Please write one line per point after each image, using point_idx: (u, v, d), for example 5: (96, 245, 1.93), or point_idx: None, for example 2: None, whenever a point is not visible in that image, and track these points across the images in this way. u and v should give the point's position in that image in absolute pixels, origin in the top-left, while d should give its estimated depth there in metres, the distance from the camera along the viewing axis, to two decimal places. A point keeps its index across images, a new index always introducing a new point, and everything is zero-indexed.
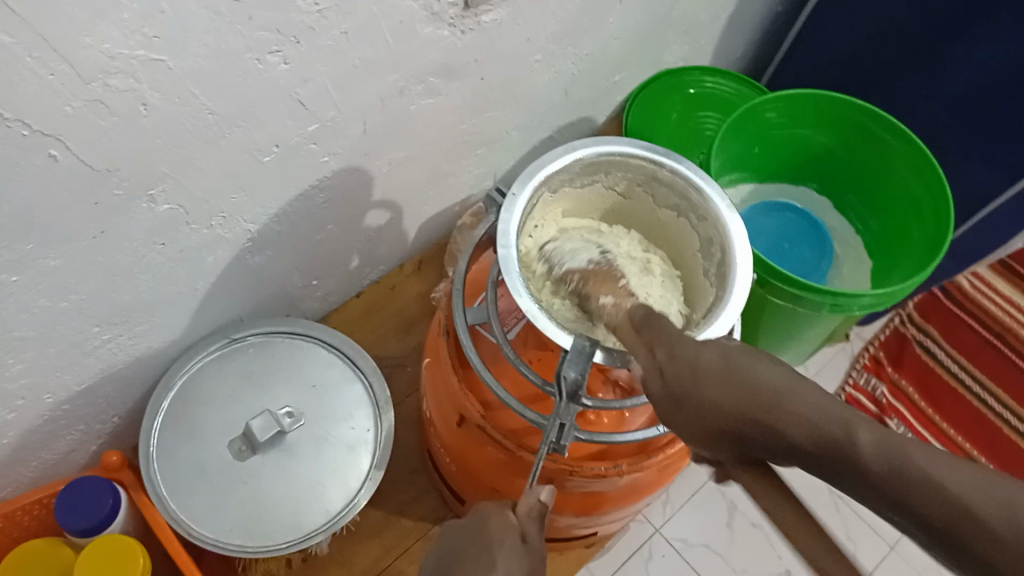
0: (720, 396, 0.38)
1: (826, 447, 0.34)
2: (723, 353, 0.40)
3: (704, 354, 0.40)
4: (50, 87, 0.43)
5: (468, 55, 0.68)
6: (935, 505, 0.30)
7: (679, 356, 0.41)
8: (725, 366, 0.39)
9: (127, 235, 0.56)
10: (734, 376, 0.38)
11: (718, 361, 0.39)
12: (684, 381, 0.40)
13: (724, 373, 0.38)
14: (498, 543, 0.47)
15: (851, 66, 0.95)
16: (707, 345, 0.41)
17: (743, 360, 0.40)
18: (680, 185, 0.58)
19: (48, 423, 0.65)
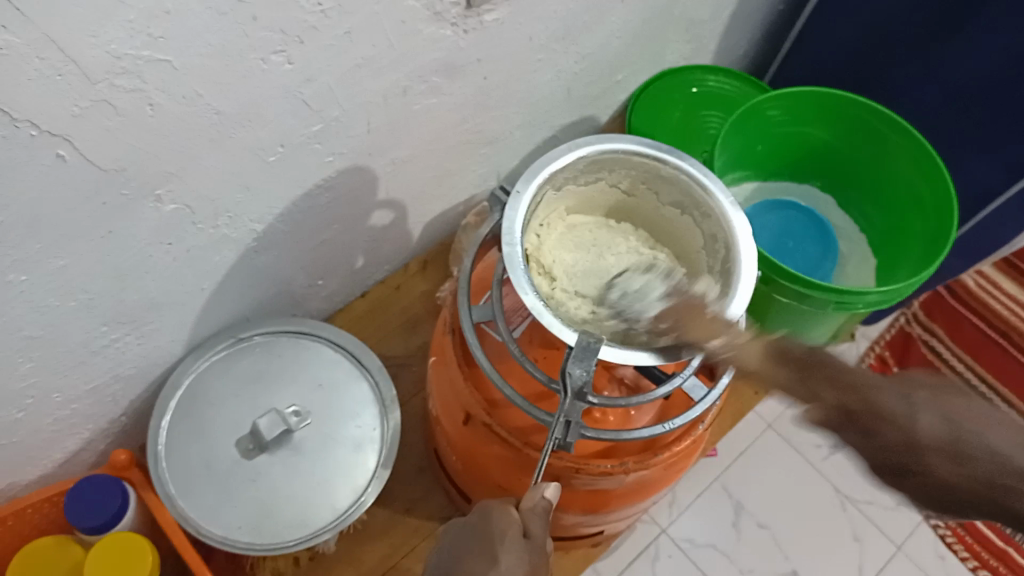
0: (972, 471, 0.37)
1: (913, 426, 0.39)
2: (935, 419, 0.39)
3: (905, 423, 0.39)
4: (57, 87, 0.44)
5: (471, 55, 0.68)
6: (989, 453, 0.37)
7: (878, 425, 0.41)
8: (946, 440, 0.38)
9: (133, 235, 0.56)
10: (959, 455, 0.38)
11: (941, 434, 0.38)
12: (898, 455, 0.40)
13: (966, 447, 0.38)
14: (501, 539, 0.48)
15: (854, 64, 0.95)
16: (907, 407, 0.40)
17: (982, 421, 0.38)
18: (684, 182, 0.59)
19: (55, 423, 0.66)
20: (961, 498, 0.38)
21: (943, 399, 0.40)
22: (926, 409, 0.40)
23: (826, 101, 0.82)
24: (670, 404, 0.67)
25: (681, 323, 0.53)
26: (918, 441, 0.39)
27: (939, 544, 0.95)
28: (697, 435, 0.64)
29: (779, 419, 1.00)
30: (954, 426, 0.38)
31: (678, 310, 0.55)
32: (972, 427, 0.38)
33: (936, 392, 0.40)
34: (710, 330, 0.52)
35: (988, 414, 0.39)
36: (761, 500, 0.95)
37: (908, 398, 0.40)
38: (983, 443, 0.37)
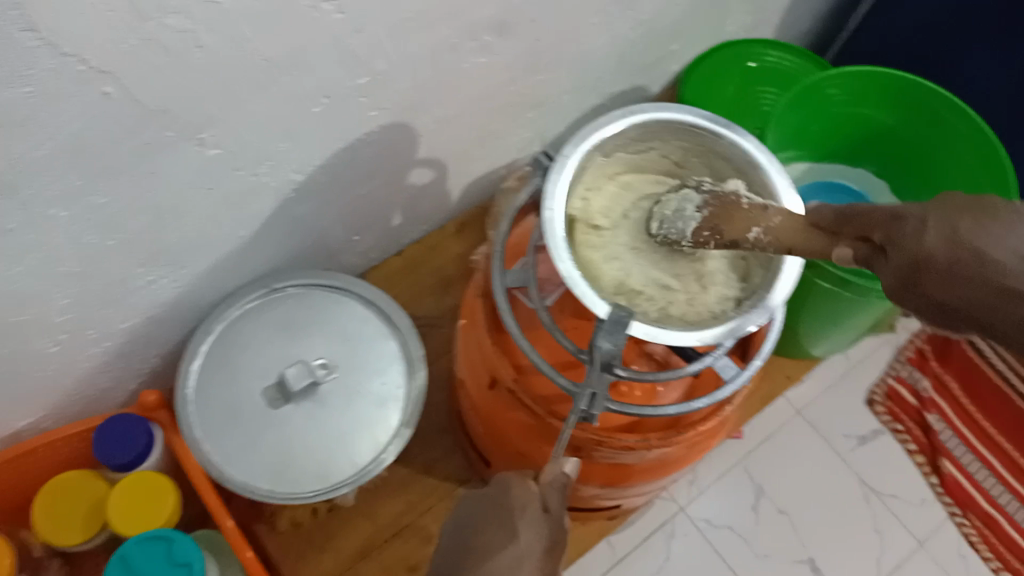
0: (969, 281, 0.34)
1: (913, 247, 0.37)
2: (943, 235, 0.36)
3: (913, 243, 0.37)
4: (108, 22, 0.43)
5: (525, 12, 0.66)
6: (978, 261, 0.34)
7: (898, 247, 0.38)
8: (949, 256, 0.35)
9: (174, 176, 0.56)
10: (979, 268, 0.34)
11: (941, 250, 0.36)
12: (912, 277, 0.37)
13: (964, 259, 0.35)
14: (520, 510, 0.48)
15: (920, 46, 0.92)
16: (921, 223, 0.37)
17: (995, 231, 0.34)
18: (737, 159, 0.56)
19: (90, 358, 0.67)
20: (968, 312, 0.35)
21: (956, 209, 0.36)
22: (934, 223, 0.37)
23: (885, 82, 0.79)
24: (698, 383, 0.66)
25: (718, 228, 0.51)
26: (923, 254, 0.36)
27: (963, 544, 0.93)
28: (724, 416, 0.63)
29: (808, 406, 0.98)
30: (953, 239, 0.35)
31: (713, 212, 0.52)
32: (976, 238, 0.35)
33: (952, 205, 0.37)
34: (747, 222, 0.49)
35: (1012, 221, 0.34)
36: (783, 486, 0.93)
37: (921, 218, 0.38)
38: (980, 254, 0.34)
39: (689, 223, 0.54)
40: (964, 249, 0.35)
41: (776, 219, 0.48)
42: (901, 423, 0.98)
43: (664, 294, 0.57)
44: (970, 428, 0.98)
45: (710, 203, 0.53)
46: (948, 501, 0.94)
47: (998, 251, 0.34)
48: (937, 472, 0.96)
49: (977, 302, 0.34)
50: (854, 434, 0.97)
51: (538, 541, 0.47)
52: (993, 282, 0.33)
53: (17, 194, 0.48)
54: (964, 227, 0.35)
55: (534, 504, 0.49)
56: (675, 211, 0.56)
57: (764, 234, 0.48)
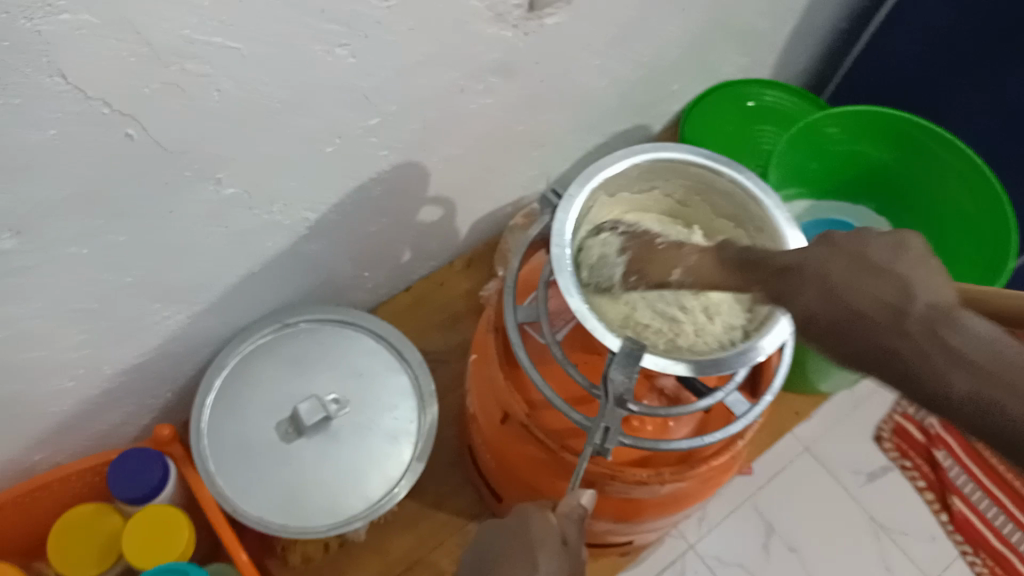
0: (848, 339, 0.32)
1: (801, 308, 0.36)
2: (820, 289, 0.35)
3: (799, 300, 0.36)
4: (131, 69, 0.45)
5: (529, 56, 0.68)
6: (853, 315, 0.32)
7: (791, 304, 0.36)
8: (829, 310, 0.33)
9: (192, 215, 0.58)
10: (855, 321, 0.32)
11: (817, 305, 0.34)
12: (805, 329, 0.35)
13: (837, 314, 0.33)
14: (540, 541, 0.49)
15: (916, 84, 0.94)
16: (805, 274, 0.36)
17: (863, 278, 0.33)
18: (739, 196, 0.58)
19: (105, 394, 0.68)
20: (861, 369, 0.32)
21: (829, 256, 0.35)
22: (814, 277, 0.35)
23: (884, 120, 0.81)
24: (708, 419, 0.67)
25: (645, 271, 0.53)
26: (807, 314, 0.35)
27: None
28: (735, 451, 0.64)
29: (815, 443, 0.98)
30: (829, 291, 0.34)
31: (638, 256, 0.54)
32: (847, 289, 0.33)
33: (831, 253, 0.36)
34: (667, 263, 0.50)
35: (886, 265, 0.33)
36: (792, 522, 0.93)
37: (802, 271, 0.36)
38: (852, 306, 0.32)
39: (616, 270, 0.55)
40: (841, 305, 0.33)
41: (692, 259, 0.48)
42: (911, 458, 0.98)
43: (671, 325, 0.58)
44: (977, 464, 0.97)
45: (630, 246, 0.55)
46: (959, 540, 0.94)
47: (869, 301, 0.32)
48: (947, 510, 0.96)
49: (866, 362, 0.32)
50: (863, 470, 0.97)
51: (558, 571, 0.48)
52: (871, 337, 0.31)
53: (42, 235, 0.50)
54: (837, 276, 0.34)
55: (553, 536, 0.49)
56: (599, 257, 0.56)
57: (683, 275, 0.48)
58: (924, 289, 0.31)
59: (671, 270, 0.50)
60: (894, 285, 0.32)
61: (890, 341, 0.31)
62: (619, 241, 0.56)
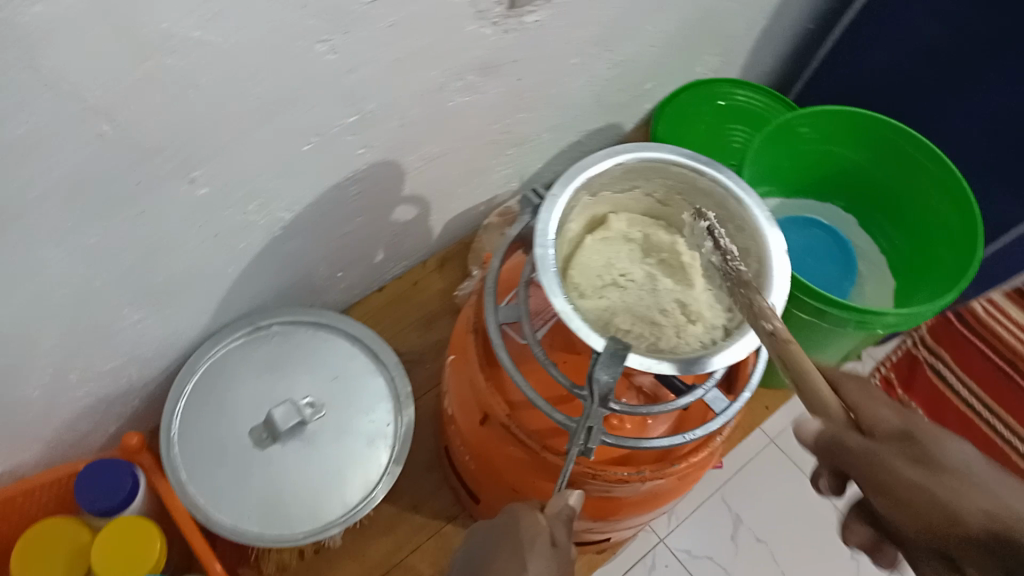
0: (956, 543, 0.32)
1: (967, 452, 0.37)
2: (987, 511, 0.32)
3: (964, 511, 0.32)
4: (108, 63, 0.43)
5: (508, 54, 0.68)
6: None
7: (888, 489, 0.35)
8: (981, 528, 0.31)
9: (165, 215, 0.56)
10: (996, 546, 0.31)
11: (906, 499, 0.34)
12: (922, 534, 0.33)
13: (927, 508, 0.33)
14: (529, 543, 0.48)
15: (883, 84, 0.96)
16: (956, 483, 0.33)
17: (996, 485, 0.33)
18: (719, 195, 0.58)
19: (71, 401, 0.65)
20: None
21: None
22: None
23: (853, 119, 0.82)
24: (686, 417, 0.67)
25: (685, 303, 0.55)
26: (947, 513, 0.32)
27: None
28: (714, 448, 0.64)
29: (781, 436, 0.99)
30: (902, 476, 0.34)
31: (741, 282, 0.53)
32: (933, 483, 0.34)
33: None
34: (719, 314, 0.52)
35: None
36: (760, 515, 0.94)
37: (934, 475, 0.34)
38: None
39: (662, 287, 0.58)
40: (1001, 526, 0.31)
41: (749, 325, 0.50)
42: None
43: (653, 329, 0.57)
44: None
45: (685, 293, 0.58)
46: None
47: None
48: None
49: None
50: None
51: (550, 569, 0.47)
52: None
53: (9, 237, 0.48)
54: None
55: (543, 537, 0.49)
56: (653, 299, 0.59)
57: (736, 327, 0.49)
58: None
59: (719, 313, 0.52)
60: None
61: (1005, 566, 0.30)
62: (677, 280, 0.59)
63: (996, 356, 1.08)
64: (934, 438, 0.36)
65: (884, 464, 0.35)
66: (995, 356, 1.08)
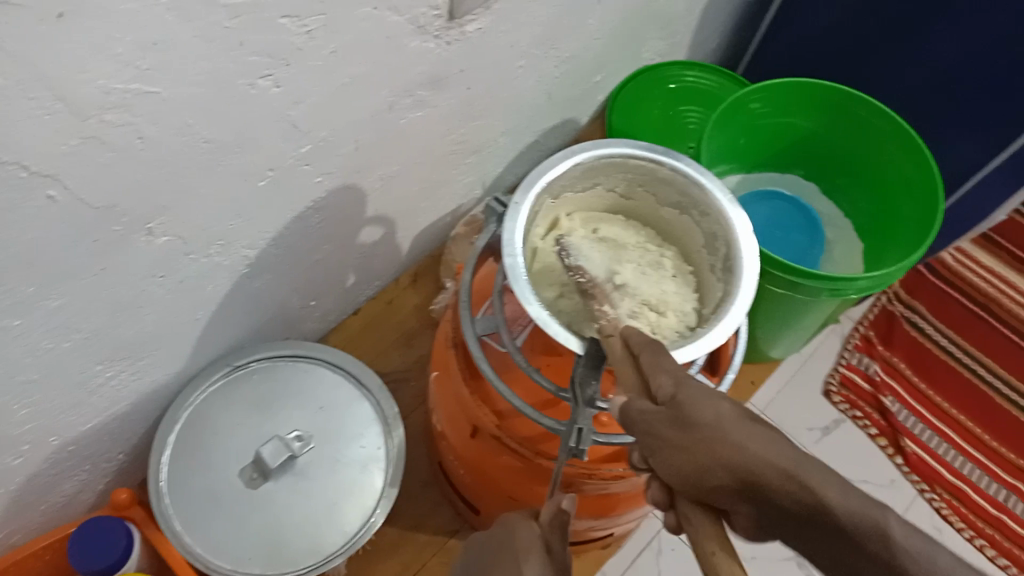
0: (720, 493, 0.35)
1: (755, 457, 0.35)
2: (729, 464, 0.35)
3: (717, 466, 0.35)
4: (49, 126, 0.42)
5: (455, 65, 0.68)
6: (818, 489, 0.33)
7: (665, 458, 0.37)
8: (734, 482, 0.35)
9: (127, 268, 0.55)
10: (746, 495, 0.34)
11: (677, 469, 0.37)
12: (692, 491, 0.36)
13: (708, 478, 0.35)
14: (523, 555, 0.48)
15: (827, 51, 0.97)
16: (711, 432, 0.36)
17: (738, 428, 0.36)
18: (680, 184, 0.58)
19: (55, 466, 0.64)
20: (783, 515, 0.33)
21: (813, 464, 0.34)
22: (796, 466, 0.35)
23: (804, 89, 0.83)
24: None
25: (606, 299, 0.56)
26: (710, 475, 0.35)
27: (935, 518, 0.95)
28: None
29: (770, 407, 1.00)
30: (684, 444, 0.36)
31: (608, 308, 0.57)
32: (702, 437, 0.36)
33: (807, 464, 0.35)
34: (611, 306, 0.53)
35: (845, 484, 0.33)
36: None
37: (690, 436, 0.36)
38: (778, 497, 0.33)
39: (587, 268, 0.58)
40: (749, 474, 0.34)
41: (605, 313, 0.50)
42: (863, 408, 1.01)
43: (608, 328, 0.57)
44: (927, 405, 1.02)
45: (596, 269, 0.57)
46: (915, 479, 0.96)
47: (776, 481, 0.33)
48: (900, 453, 0.98)
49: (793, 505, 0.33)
50: (818, 426, 1.00)
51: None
52: (797, 519, 0.33)
53: None
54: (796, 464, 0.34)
55: (536, 546, 0.49)
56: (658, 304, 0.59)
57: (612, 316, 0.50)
58: (840, 493, 0.32)
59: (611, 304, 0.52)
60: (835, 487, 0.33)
61: (752, 509, 0.34)
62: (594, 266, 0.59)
63: (962, 299, 1.10)
64: (693, 396, 0.38)
65: (658, 436, 0.37)
66: (961, 300, 1.10)
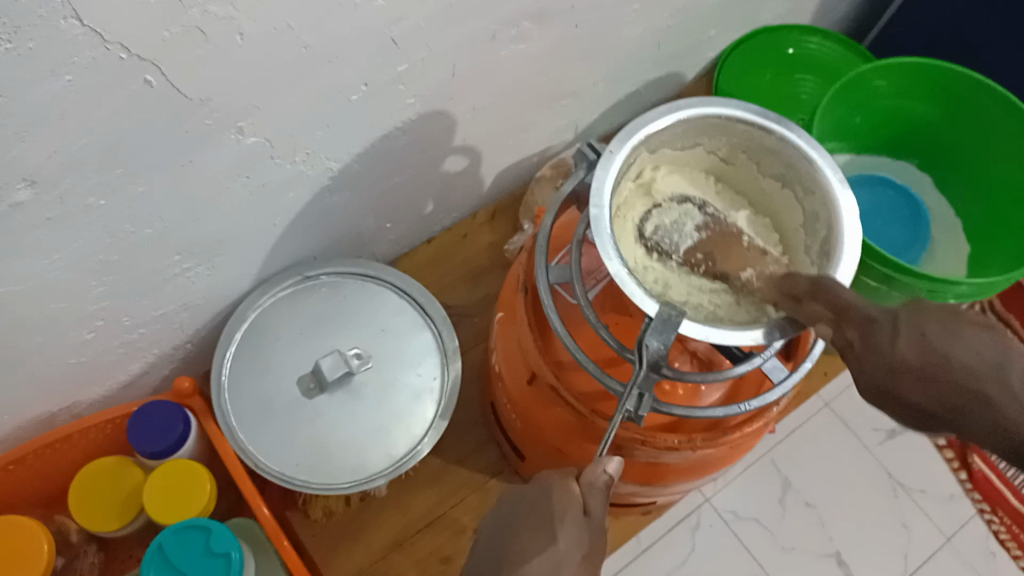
0: (953, 393, 0.39)
1: (921, 365, 0.40)
2: (909, 374, 0.40)
3: (899, 375, 0.41)
4: (151, 13, 0.42)
5: (565, 0, 0.65)
6: (960, 374, 0.39)
7: (870, 374, 0.42)
8: (917, 390, 0.40)
9: (212, 164, 0.55)
10: (925, 400, 0.40)
11: (913, 355, 0.40)
12: (904, 395, 0.41)
13: (940, 372, 0.39)
14: (560, 514, 0.47)
15: (966, 39, 0.90)
16: (886, 363, 0.41)
17: (950, 345, 0.40)
18: (789, 155, 0.54)
19: (125, 346, 0.67)
20: (930, 404, 0.40)
21: (928, 333, 0.41)
22: (910, 336, 0.41)
23: (934, 73, 0.77)
24: (741, 386, 0.64)
25: (714, 255, 0.55)
26: (953, 375, 0.39)
27: (991, 541, 0.91)
28: (769, 418, 0.61)
29: (839, 401, 0.95)
30: (928, 348, 0.40)
31: (712, 240, 0.56)
32: (943, 350, 0.40)
33: (921, 324, 0.41)
34: (744, 261, 0.54)
35: (954, 341, 0.40)
36: (812, 479, 0.91)
37: (871, 359, 0.42)
38: (942, 382, 0.39)
39: (686, 240, 0.57)
40: (976, 377, 0.38)
41: (770, 267, 0.52)
42: None
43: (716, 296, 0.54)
44: None
45: (708, 229, 0.58)
46: (977, 498, 0.93)
47: (949, 376, 0.39)
48: (966, 469, 0.94)
49: (939, 391, 0.39)
50: (883, 429, 0.95)
51: (576, 546, 0.46)
52: (960, 403, 0.39)
53: (57, 187, 0.48)
54: (926, 353, 0.40)
55: (575, 507, 0.48)
56: (674, 223, 0.58)
57: (754, 277, 0.52)
58: (974, 360, 0.39)
59: (746, 268, 0.53)
60: (977, 367, 0.39)
61: (921, 401, 0.40)
62: (698, 217, 0.59)
63: None
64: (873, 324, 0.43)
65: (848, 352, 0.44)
66: None
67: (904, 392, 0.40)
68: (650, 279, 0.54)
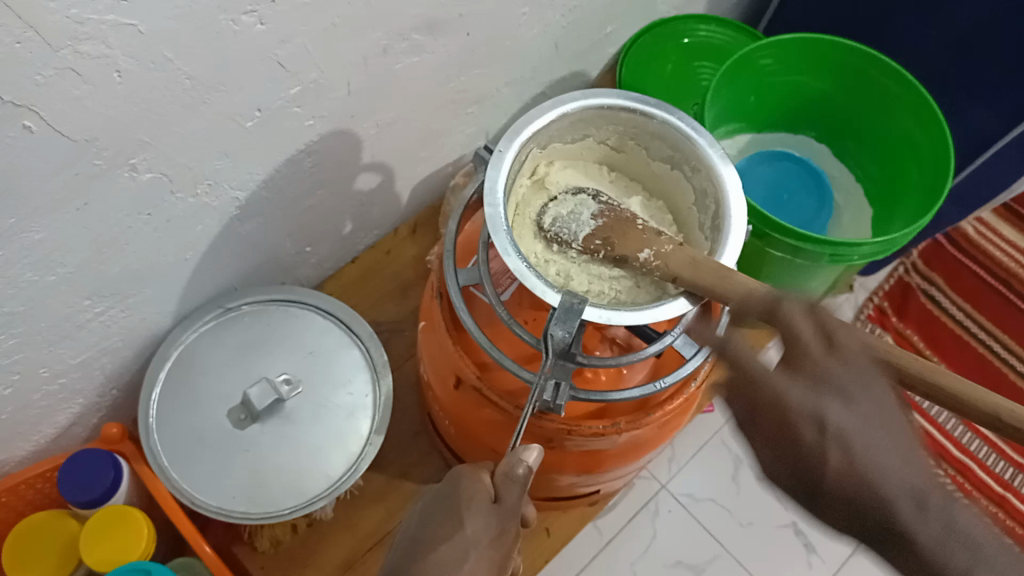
0: (868, 502, 0.41)
1: (843, 477, 0.42)
2: (830, 475, 0.42)
3: (822, 484, 0.42)
4: (19, 55, 0.42)
5: (453, 9, 0.66)
6: (873, 486, 0.41)
7: (791, 464, 0.43)
8: (844, 502, 0.42)
9: (110, 203, 0.55)
10: (848, 500, 0.42)
11: (839, 465, 0.42)
12: (825, 503, 0.43)
13: (869, 486, 0.41)
14: (468, 502, 0.49)
15: (851, 13, 0.94)
16: (810, 470, 0.42)
17: (868, 447, 0.42)
18: (673, 137, 0.57)
19: (45, 398, 0.65)
20: (852, 516, 0.42)
21: (852, 442, 0.42)
22: (832, 440, 0.43)
23: (818, 48, 0.80)
24: (662, 362, 0.65)
25: (611, 239, 0.55)
26: (875, 489, 0.41)
27: None
28: (690, 393, 0.63)
29: None
30: (855, 463, 0.42)
31: (609, 225, 0.56)
32: (873, 476, 0.41)
33: (845, 433, 0.43)
34: (640, 242, 0.54)
35: (873, 448, 0.42)
36: None
37: (796, 453, 0.43)
38: (871, 492, 0.41)
39: (584, 228, 0.57)
40: (903, 495, 0.41)
41: (667, 247, 0.53)
42: None
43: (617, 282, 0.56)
44: None
45: (604, 215, 0.57)
46: None
47: (871, 493, 0.41)
48: None
49: (858, 504, 0.41)
50: None
51: (483, 531, 0.48)
52: (876, 516, 0.41)
53: None
54: (854, 477, 0.41)
55: (482, 495, 0.49)
56: (570, 213, 0.58)
57: (654, 257, 0.53)
58: (900, 477, 0.41)
59: (643, 250, 0.53)
60: (900, 487, 0.41)
61: (840, 508, 0.42)
62: (593, 206, 0.59)
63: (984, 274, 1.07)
64: (795, 408, 0.44)
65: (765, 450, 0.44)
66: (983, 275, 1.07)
67: (821, 493, 0.42)
68: (551, 270, 0.56)
